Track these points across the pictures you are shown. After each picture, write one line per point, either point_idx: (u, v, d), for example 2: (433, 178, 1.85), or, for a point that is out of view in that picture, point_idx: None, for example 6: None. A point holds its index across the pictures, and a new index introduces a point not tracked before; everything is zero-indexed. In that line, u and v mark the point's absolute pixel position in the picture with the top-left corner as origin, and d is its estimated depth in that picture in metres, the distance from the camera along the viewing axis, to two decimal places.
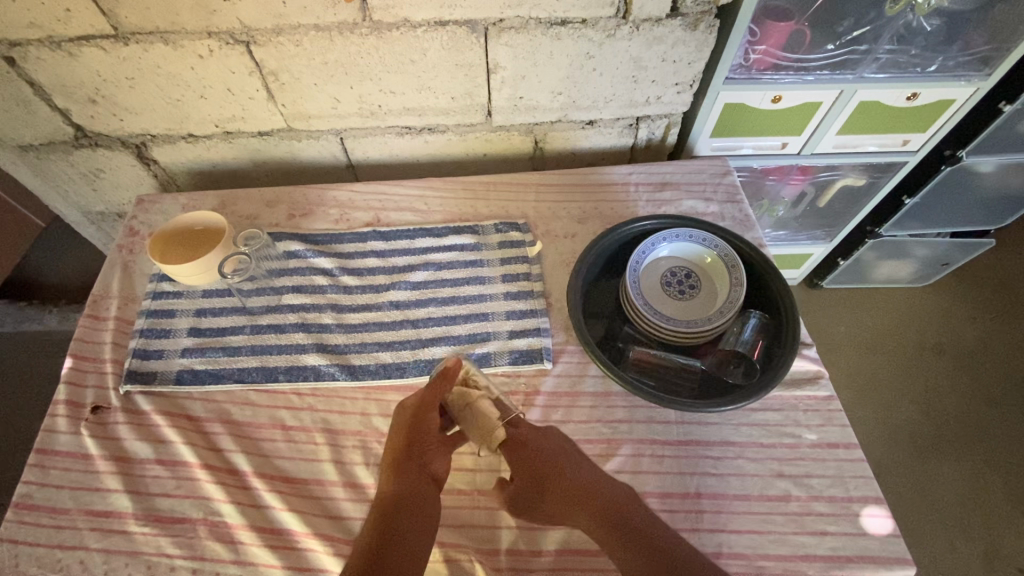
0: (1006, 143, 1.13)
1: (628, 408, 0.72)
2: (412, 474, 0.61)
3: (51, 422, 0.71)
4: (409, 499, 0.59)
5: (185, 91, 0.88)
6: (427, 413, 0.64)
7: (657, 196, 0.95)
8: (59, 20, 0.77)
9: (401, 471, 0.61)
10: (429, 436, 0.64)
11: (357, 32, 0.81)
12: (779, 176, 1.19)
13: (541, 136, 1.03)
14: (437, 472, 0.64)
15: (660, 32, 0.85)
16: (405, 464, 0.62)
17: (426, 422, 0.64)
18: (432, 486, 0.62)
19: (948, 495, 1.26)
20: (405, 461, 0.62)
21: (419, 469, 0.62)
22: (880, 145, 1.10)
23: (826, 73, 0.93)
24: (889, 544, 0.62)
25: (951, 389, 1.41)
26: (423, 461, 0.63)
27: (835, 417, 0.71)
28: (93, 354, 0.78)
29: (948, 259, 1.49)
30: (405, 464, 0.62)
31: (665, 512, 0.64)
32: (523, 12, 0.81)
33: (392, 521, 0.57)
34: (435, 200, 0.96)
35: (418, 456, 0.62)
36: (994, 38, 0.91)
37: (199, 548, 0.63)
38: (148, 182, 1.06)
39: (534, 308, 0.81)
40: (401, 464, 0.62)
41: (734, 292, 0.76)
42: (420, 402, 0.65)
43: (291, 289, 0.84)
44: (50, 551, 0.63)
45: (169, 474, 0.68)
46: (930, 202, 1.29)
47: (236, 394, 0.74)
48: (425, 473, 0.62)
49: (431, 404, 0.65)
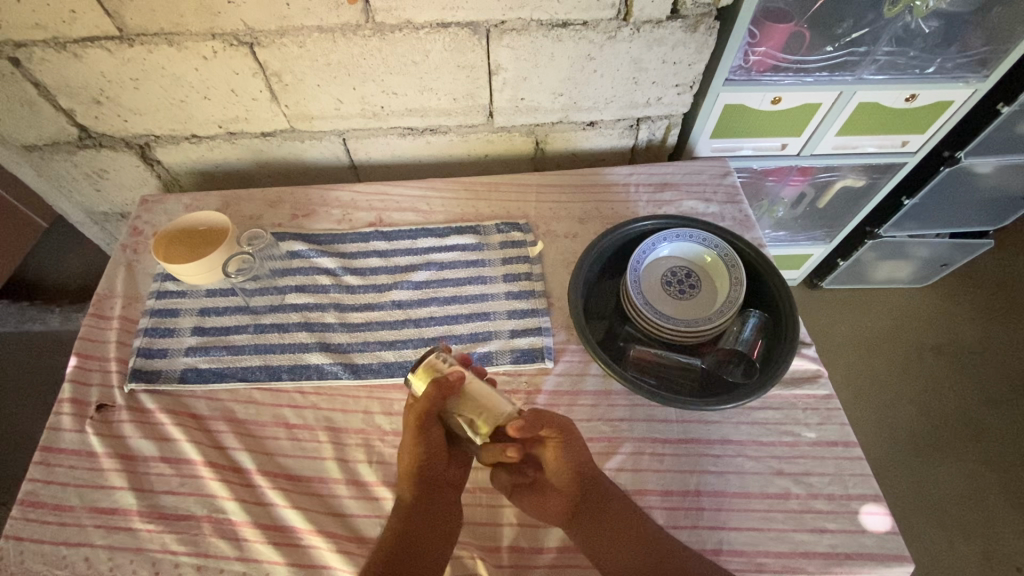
0: (1004, 144, 1.14)
1: (629, 406, 0.73)
2: (430, 483, 0.62)
3: (56, 421, 0.72)
4: (428, 507, 0.61)
5: (189, 92, 0.89)
6: (427, 426, 0.60)
7: (657, 197, 0.96)
8: (65, 22, 0.78)
9: (418, 483, 0.61)
10: (436, 450, 0.61)
11: (360, 34, 0.82)
12: (779, 177, 1.20)
13: (542, 138, 1.04)
14: (453, 477, 0.64)
15: (661, 34, 0.85)
16: (421, 477, 0.61)
17: (428, 436, 0.60)
18: (452, 489, 0.63)
19: (948, 495, 1.26)
20: (418, 474, 0.61)
21: (437, 480, 0.62)
22: (879, 146, 1.10)
23: (826, 74, 0.94)
24: (888, 541, 0.63)
25: (950, 390, 1.41)
26: (440, 470, 0.62)
27: (834, 416, 0.72)
28: (98, 352, 0.78)
29: (947, 259, 1.49)
30: (423, 477, 0.61)
31: (665, 510, 0.65)
32: (524, 14, 0.82)
33: (413, 529, 0.59)
34: (437, 200, 0.97)
35: (432, 470, 0.61)
36: (992, 40, 0.92)
37: (203, 544, 0.64)
38: (151, 182, 1.07)
39: (535, 307, 0.81)
40: (417, 478, 0.61)
41: (734, 292, 0.77)
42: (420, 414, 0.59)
43: (294, 289, 0.84)
44: (56, 548, 0.63)
45: (173, 472, 0.68)
46: (930, 202, 1.30)
47: (240, 393, 0.75)
48: (443, 481, 0.63)
49: (428, 420, 0.59)
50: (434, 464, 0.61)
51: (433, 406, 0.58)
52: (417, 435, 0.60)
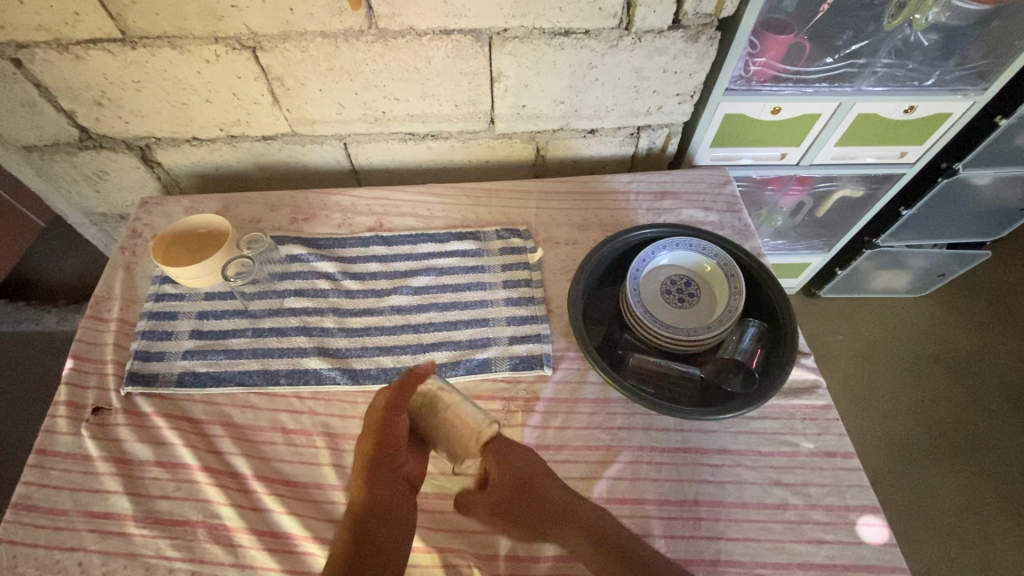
0: (999, 156, 1.14)
1: (628, 414, 0.72)
2: (384, 481, 0.60)
3: (51, 423, 0.71)
4: (382, 505, 0.58)
5: (191, 95, 0.89)
6: (395, 414, 0.63)
7: (657, 205, 0.96)
8: (67, 24, 0.77)
9: (371, 479, 0.59)
10: (398, 444, 0.62)
11: (363, 40, 0.82)
12: (778, 186, 1.20)
13: (543, 145, 1.04)
14: (410, 474, 0.62)
15: (662, 44, 0.86)
16: (376, 473, 0.60)
17: (393, 424, 0.62)
18: (405, 488, 0.61)
19: (945, 506, 1.26)
20: (376, 467, 0.60)
21: (392, 476, 0.60)
22: (877, 157, 1.11)
23: (825, 86, 0.95)
24: (885, 553, 0.63)
25: (947, 399, 1.42)
26: (396, 464, 0.61)
27: (832, 427, 0.72)
28: (94, 355, 0.78)
29: (944, 271, 1.50)
30: (377, 473, 0.60)
31: (663, 519, 0.65)
32: (527, 22, 0.82)
33: (367, 528, 0.55)
34: (437, 205, 0.97)
35: (387, 462, 0.61)
36: (990, 53, 0.93)
37: (198, 550, 0.63)
38: (152, 185, 1.07)
39: (534, 315, 0.81)
40: (372, 473, 0.60)
41: (734, 301, 0.77)
42: (386, 406, 0.63)
43: (293, 293, 0.84)
44: (49, 552, 0.63)
45: (169, 476, 0.68)
46: (928, 214, 1.31)
47: (237, 397, 0.75)
48: (398, 475, 0.61)
49: (397, 406, 0.63)
50: (390, 454, 0.61)
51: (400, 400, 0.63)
52: (384, 423, 0.62)
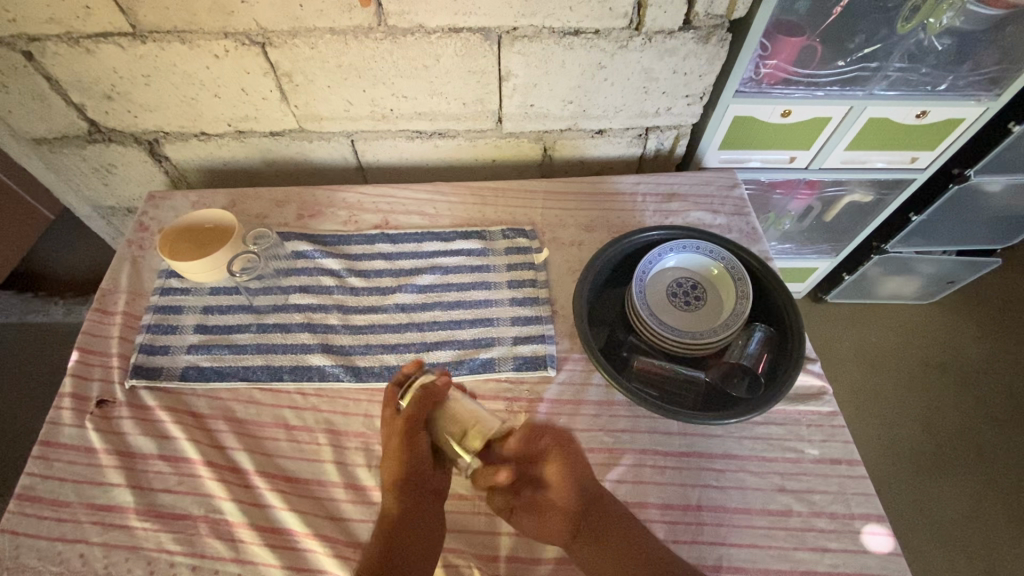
0: (1012, 163, 1.13)
1: (631, 417, 0.72)
2: (414, 494, 0.61)
3: (56, 415, 0.72)
4: (411, 517, 0.60)
5: (199, 90, 0.89)
6: (416, 433, 0.61)
7: (664, 207, 0.95)
8: (78, 18, 0.78)
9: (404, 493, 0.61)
10: (423, 457, 0.62)
11: (372, 37, 0.82)
12: (786, 190, 1.20)
13: (550, 145, 1.04)
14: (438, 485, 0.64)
15: (673, 44, 0.85)
16: (409, 488, 0.61)
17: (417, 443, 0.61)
18: (432, 499, 0.62)
19: (949, 515, 1.25)
20: (408, 482, 0.61)
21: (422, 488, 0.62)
22: (889, 162, 1.10)
23: (837, 89, 0.94)
24: (889, 562, 0.62)
25: (953, 407, 1.41)
26: (425, 477, 0.62)
27: (838, 434, 0.71)
28: (100, 347, 0.78)
29: (953, 277, 1.48)
30: (409, 487, 0.61)
31: (666, 524, 0.64)
32: (536, 21, 0.82)
33: (395, 540, 0.58)
34: (444, 204, 0.97)
35: (419, 476, 0.62)
36: (1004, 59, 0.92)
37: (199, 545, 0.63)
38: (159, 179, 1.07)
39: (539, 315, 0.81)
40: (404, 484, 0.61)
41: (740, 306, 0.76)
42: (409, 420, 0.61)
43: (298, 289, 0.84)
44: (50, 544, 0.63)
45: (172, 470, 0.68)
46: (938, 219, 1.30)
47: (241, 392, 0.75)
48: (427, 488, 0.62)
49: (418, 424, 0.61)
50: (420, 470, 0.62)
51: (421, 415, 0.62)
52: (407, 439, 0.61)
